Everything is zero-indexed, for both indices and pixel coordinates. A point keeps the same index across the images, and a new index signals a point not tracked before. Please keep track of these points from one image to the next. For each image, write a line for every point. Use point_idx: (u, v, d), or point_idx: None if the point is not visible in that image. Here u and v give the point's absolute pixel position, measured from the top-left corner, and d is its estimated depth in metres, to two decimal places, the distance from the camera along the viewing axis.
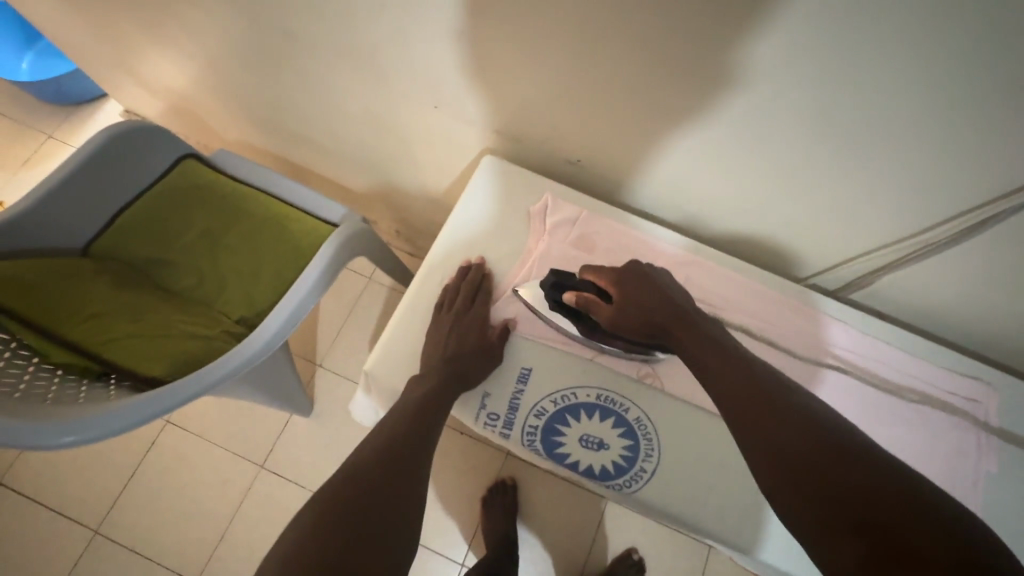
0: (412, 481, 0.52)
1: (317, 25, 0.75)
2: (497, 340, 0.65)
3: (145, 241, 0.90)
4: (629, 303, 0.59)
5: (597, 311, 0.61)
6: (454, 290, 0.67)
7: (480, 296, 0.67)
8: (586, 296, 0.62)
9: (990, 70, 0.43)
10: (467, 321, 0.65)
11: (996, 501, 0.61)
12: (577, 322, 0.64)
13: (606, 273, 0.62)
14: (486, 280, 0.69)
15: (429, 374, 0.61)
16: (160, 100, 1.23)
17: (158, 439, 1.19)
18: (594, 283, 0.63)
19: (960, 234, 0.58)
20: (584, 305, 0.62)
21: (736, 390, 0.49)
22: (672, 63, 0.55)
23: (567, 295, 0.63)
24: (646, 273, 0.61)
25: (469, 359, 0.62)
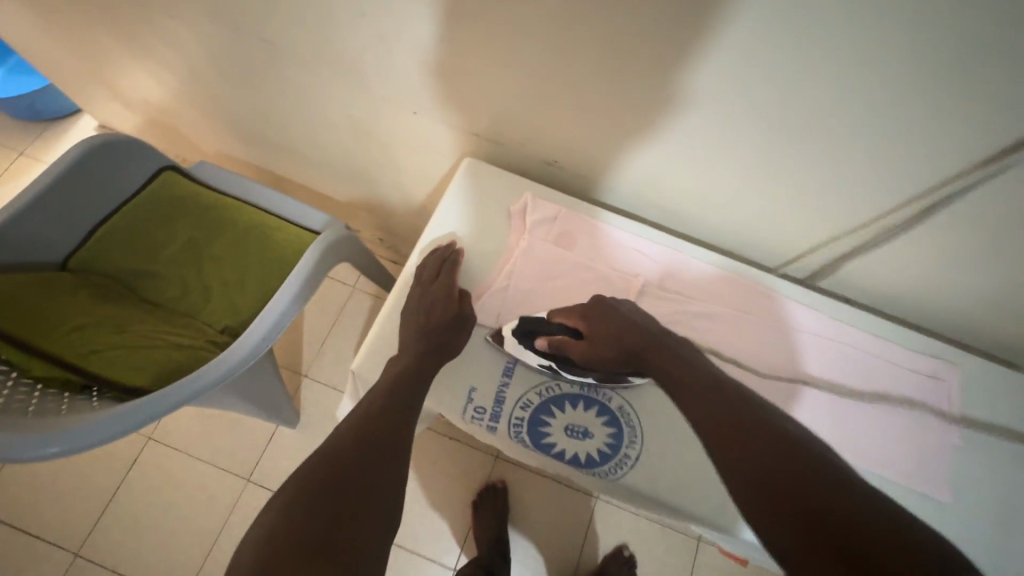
0: (390, 465, 0.53)
1: (296, 36, 0.76)
2: (467, 308, 0.67)
3: (125, 253, 0.90)
4: (597, 338, 0.62)
5: (571, 350, 0.62)
6: (421, 266, 0.70)
7: (449, 267, 0.69)
8: (558, 338, 0.63)
9: (932, 60, 0.47)
10: (432, 292, 0.67)
11: (963, 471, 0.64)
12: (556, 363, 0.64)
13: (572, 313, 0.64)
14: (456, 254, 0.70)
15: (405, 349, 0.64)
16: (136, 115, 1.22)
17: (140, 456, 1.17)
18: (565, 324, 0.64)
19: (916, 217, 0.62)
20: (557, 347, 0.63)
21: (714, 411, 0.51)
22: (641, 63, 0.58)
23: (540, 341, 0.64)
24: (612, 305, 0.63)
25: (442, 331, 0.64)
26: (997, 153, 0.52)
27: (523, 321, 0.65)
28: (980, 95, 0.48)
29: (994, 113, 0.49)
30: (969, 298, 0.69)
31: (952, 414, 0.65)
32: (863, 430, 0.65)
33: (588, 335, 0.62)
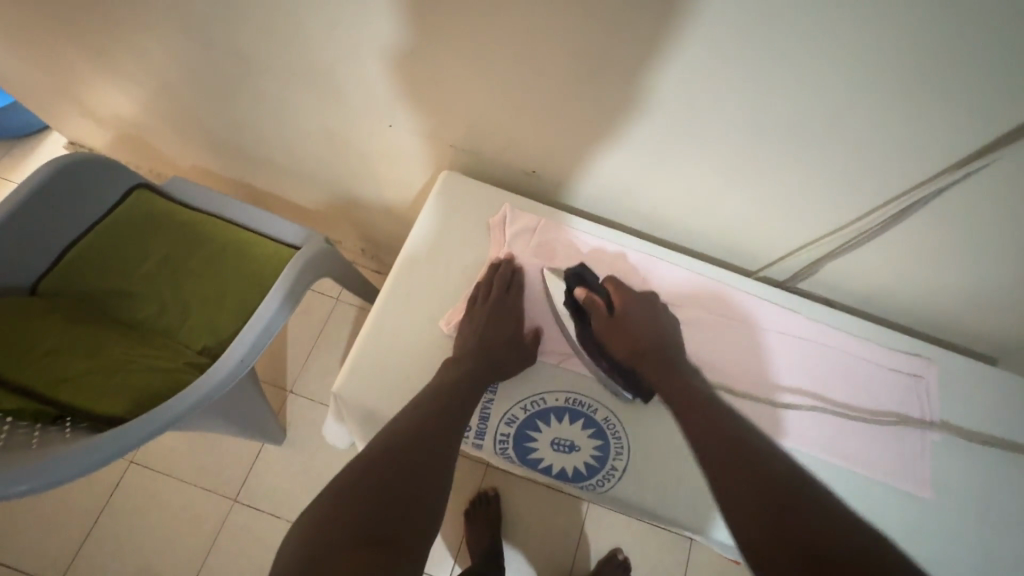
0: (436, 467, 0.53)
1: (267, 50, 0.75)
2: (530, 341, 0.66)
3: (97, 275, 0.87)
4: (626, 326, 0.64)
5: (596, 315, 0.65)
6: (485, 283, 0.68)
7: (515, 293, 0.68)
8: (594, 299, 0.66)
9: (903, 64, 0.47)
10: (501, 314, 0.66)
11: (945, 467, 0.64)
12: (576, 320, 0.67)
13: (622, 290, 0.67)
14: (515, 274, 0.69)
15: (464, 359, 0.63)
16: (107, 130, 1.20)
17: (122, 480, 1.14)
18: (608, 295, 0.67)
19: (891, 219, 0.63)
20: (587, 306, 0.66)
21: (710, 440, 0.52)
22: (617, 71, 0.58)
23: (580, 290, 0.66)
24: (655, 310, 0.66)
25: (502, 351, 0.64)
26: (970, 154, 0.53)
27: (581, 266, 0.68)
28: (951, 98, 0.49)
29: (966, 115, 0.50)
30: (947, 296, 0.70)
31: (930, 412, 0.66)
32: (835, 429, 0.65)
33: (619, 318, 0.65)
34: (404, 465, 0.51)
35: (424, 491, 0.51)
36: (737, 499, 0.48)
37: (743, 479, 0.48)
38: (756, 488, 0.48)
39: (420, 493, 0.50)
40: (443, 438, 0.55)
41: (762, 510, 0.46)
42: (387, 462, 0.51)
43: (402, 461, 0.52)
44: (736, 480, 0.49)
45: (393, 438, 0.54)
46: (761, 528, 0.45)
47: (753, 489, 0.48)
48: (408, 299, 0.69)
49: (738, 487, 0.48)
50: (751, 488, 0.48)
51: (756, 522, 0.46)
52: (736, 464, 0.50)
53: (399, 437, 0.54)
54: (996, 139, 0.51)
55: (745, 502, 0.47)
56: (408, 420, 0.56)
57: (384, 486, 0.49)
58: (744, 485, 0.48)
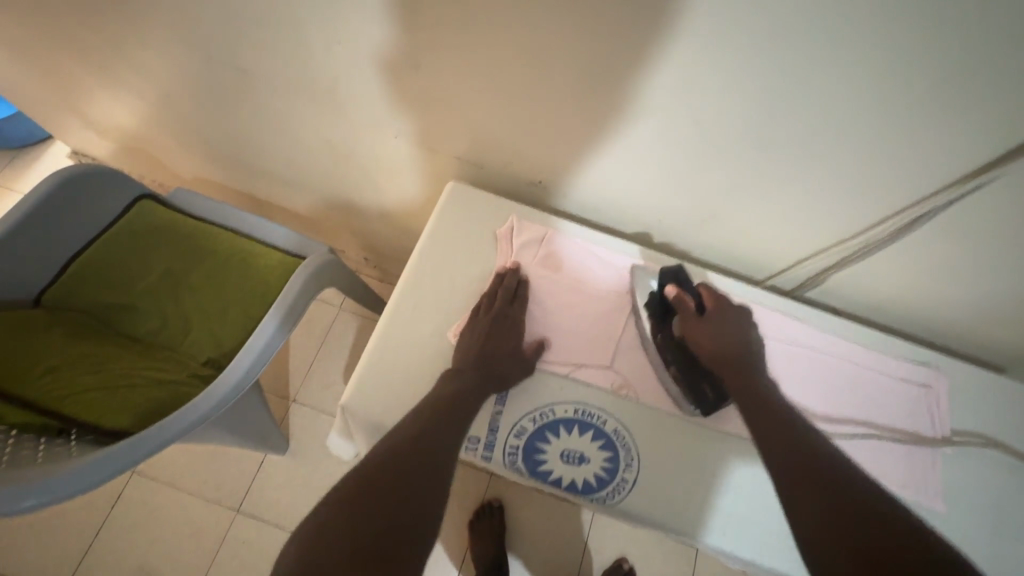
0: (433, 481, 0.52)
1: (273, 64, 0.75)
2: (532, 354, 0.66)
3: (101, 287, 0.87)
4: (716, 327, 0.64)
5: (682, 313, 0.65)
6: (490, 292, 0.68)
7: (519, 305, 0.68)
8: (686, 298, 0.66)
9: (911, 78, 0.48)
10: (502, 326, 0.66)
11: (957, 476, 0.64)
12: (659, 315, 0.67)
13: (715, 295, 0.66)
14: (521, 284, 0.69)
15: (466, 369, 0.62)
16: (109, 141, 1.20)
17: (123, 493, 1.13)
18: (699, 296, 0.67)
19: (898, 230, 0.63)
20: (676, 304, 0.66)
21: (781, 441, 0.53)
22: (624, 83, 0.58)
23: (672, 288, 0.67)
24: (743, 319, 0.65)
25: (503, 362, 0.64)
26: (979, 167, 0.53)
27: (680, 269, 0.69)
28: (959, 111, 0.49)
29: (975, 128, 0.50)
30: (954, 306, 0.70)
31: (939, 422, 0.66)
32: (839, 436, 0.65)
33: (711, 319, 0.64)
34: (400, 477, 0.51)
35: (421, 505, 0.49)
36: (801, 502, 0.48)
37: (810, 484, 0.49)
38: (818, 487, 0.49)
39: (417, 506, 0.49)
40: (441, 451, 0.54)
41: (831, 517, 0.46)
42: (384, 476, 0.50)
43: (399, 474, 0.51)
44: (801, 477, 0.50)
45: (391, 450, 0.53)
46: (826, 531, 0.45)
47: (820, 493, 0.48)
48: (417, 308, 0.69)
49: (805, 490, 0.49)
50: (820, 496, 0.48)
51: (819, 523, 0.46)
52: (801, 464, 0.51)
53: (397, 450, 0.53)
54: (1006, 152, 0.51)
55: (811, 504, 0.47)
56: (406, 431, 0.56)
57: (382, 498, 0.48)
58: (812, 490, 0.48)
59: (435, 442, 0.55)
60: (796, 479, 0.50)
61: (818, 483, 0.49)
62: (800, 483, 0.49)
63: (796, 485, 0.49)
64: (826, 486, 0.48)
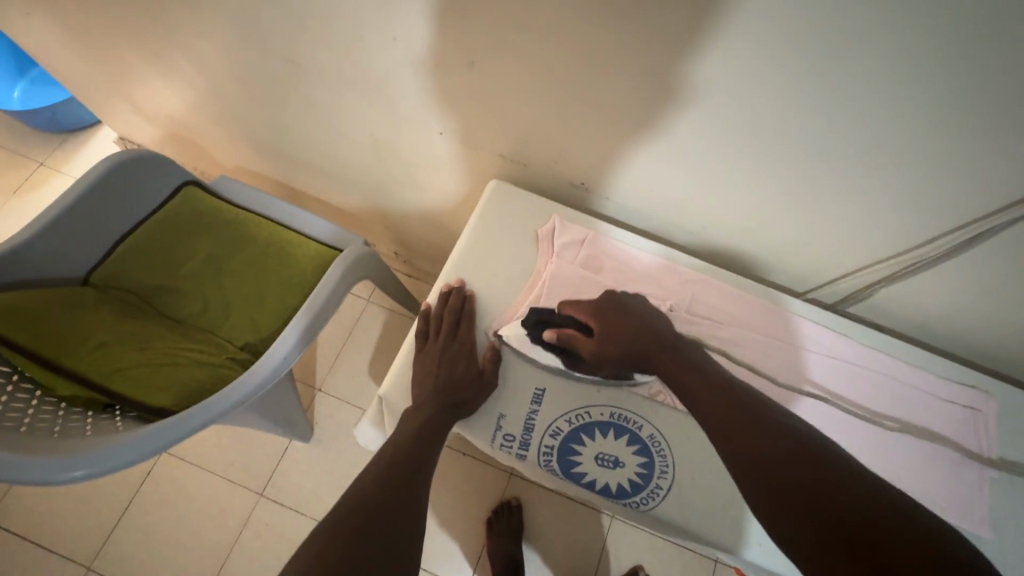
0: (409, 510, 0.52)
1: (322, 57, 0.77)
2: (490, 367, 0.65)
3: (146, 269, 0.90)
4: (607, 340, 0.61)
5: (577, 347, 0.62)
6: (436, 317, 0.68)
7: (466, 322, 0.67)
8: (567, 333, 0.63)
9: (980, 96, 0.46)
10: (452, 350, 0.65)
11: (1002, 505, 0.62)
12: (560, 356, 0.64)
13: (585, 307, 0.64)
14: (468, 300, 0.69)
15: (426, 399, 0.62)
16: (157, 128, 1.23)
17: (153, 470, 1.16)
18: (574, 317, 0.64)
19: (957, 247, 0.61)
20: (563, 342, 0.63)
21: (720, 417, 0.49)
22: (676, 88, 0.58)
23: (548, 332, 0.64)
24: (623, 304, 0.63)
25: (464, 385, 0.63)
26: None
27: (536, 312, 0.66)
28: None
29: None
30: (1005, 328, 0.68)
31: (988, 448, 0.64)
32: (878, 449, 0.64)
33: (598, 334, 0.61)
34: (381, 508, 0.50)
35: (399, 537, 0.49)
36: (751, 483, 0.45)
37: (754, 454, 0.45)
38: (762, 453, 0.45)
39: (401, 532, 0.49)
40: (411, 483, 0.54)
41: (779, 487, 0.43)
42: (357, 510, 0.50)
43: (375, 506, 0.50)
44: (744, 449, 0.46)
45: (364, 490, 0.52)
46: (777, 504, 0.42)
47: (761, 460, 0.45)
48: (418, 320, 0.69)
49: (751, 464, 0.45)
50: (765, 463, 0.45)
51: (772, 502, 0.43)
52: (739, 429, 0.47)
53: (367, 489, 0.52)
54: None
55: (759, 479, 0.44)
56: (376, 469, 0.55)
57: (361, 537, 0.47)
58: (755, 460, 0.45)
59: (410, 472, 0.55)
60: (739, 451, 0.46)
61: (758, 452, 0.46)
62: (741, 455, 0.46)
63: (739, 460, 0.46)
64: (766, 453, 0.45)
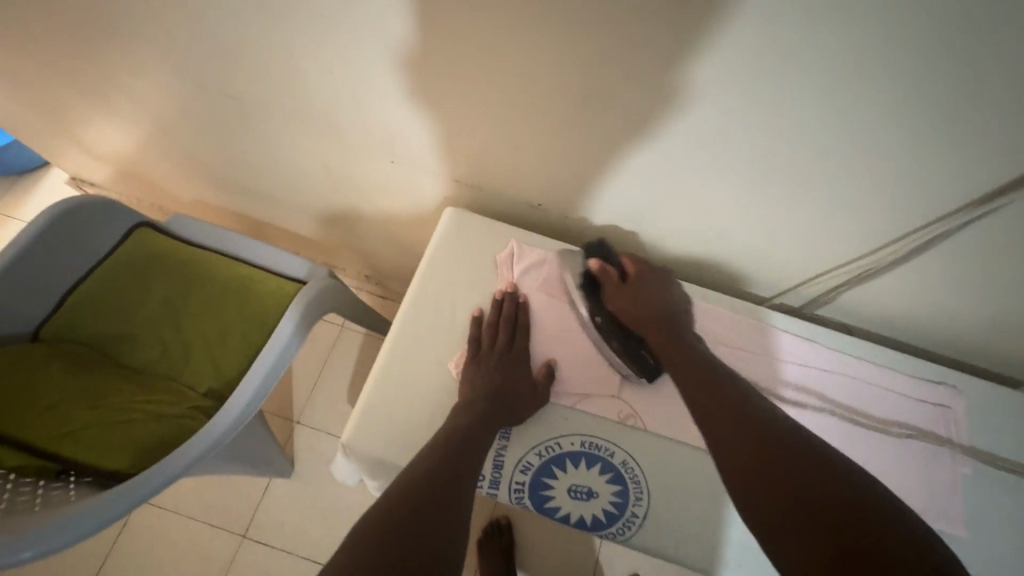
0: (456, 505, 0.50)
1: (268, 87, 0.75)
2: (543, 382, 0.64)
3: (100, 318, 0.86)
4: (637, 291, 0.65)
5: (608, 284, 0.66)
6: (491, 326, 0.66)
7: (521, 333, 0.66)
8: (608, 269, 0.67)
9: (919, 99, 0.46)
10: (509, 362, 0.64)
11: (978, 501, 0.62)
12: (589, 291, 0.68)
13: (636, 262, 0.68)
14: (521, 310, 0.67)
15: (474, 408, 0.60)
16: (108, 167, 1.19)
17: (130, 519, 1.13)
18: (622, 265, 0.68)
19: (911, 250, 0.61)
20: (600, 276, 0.67)
21: (704, 399, 0.54)
22: (622, 104, 0.57)
23: (594, 262, 0.67)
24: (666, 280, 0.68)
25: (517, 399, 0.62)
26: (999, 186, 0.51)
27: (599, 244, 0.71)
28: (978, 126, 0.47)
29: (999, 142, 0.47)
30: (968, 323, 0.68)
31: (960, 446, 0.64)
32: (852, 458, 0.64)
33: (632, 286, 0.66)
34: (431, 499, 0.50)
35: (447, 529, 0.48)
36: (735, 460, 0.48)
37: (738, 428, 0.50)
38: (744, 436, 0.49)
39: (447, 523, 0.48)
40: (460, 479, 0.53)
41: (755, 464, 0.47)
42: (405, 503, 0.48)
43: (422, 500, 0.49)
44: (726, 432, 0.50)
45: (412, 483, 0.51)
46: (750, 476, 0.46)
47: (739, 440, 0.49)
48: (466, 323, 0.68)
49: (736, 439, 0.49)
50: (744, 443, 0.49)
51: (747, 468, 0.47)
52: (722, 411, 0.52)
53: (417, 483, 0.51)
54: None
55: (741, 449, 0.48)
56: (411, 473, 0.52)
57: (412, 530, 0.46)
58: (736, 441, 0.49)
59: (456, 467, 0.54)
60: (720, 428, 0.51)
61: (741, 437, 0.49)
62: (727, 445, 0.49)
63: (721, 441, 0.50)
64: (752, 426, 0.50)
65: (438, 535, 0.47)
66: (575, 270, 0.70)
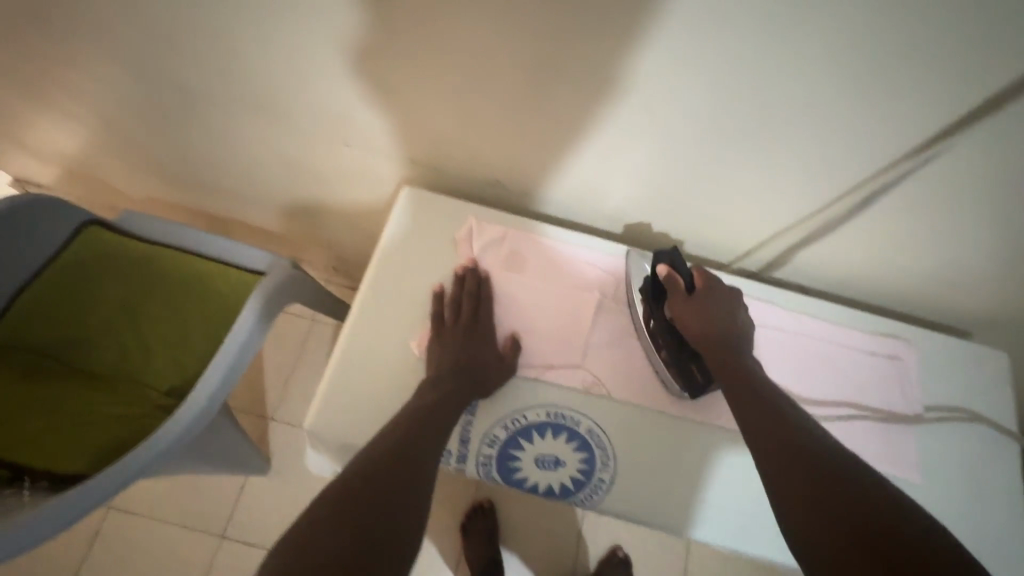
0: (416, 481, 0.50)
1: (210, 74, 0.72)
2: (508, 355, 0.64)
3: (50, 323, 0.83)
4: (705, 307, 0.60)
5: (674, 295, 0.62)
6: (455, 301, 0.66)
7: (485, 307, 0.66)
8: (675, 279, 0.62)
9: (853, 54, 0.47)
10: (473, 338, 0.63)
11: (927, 446, 0.65)
12: (651, 293, 0.64)
13: (707, 278, 0.63)
14: (483, 284, 0.67)
15: (438, 387, 0.60)
16: (53, 168, 1.14)
17: (100, 529, 1.09)
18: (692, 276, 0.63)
19: (857, 206, 0.63)
20: (666, 283, 0.63)
21: (760, 426, 0.51)
22: (568, 75, 0.56)
23: (663, 267, 0.62)
24: (733, 300, 0.62)
25: (479, 373, 0.62)
26: (932, 137, 0.53)
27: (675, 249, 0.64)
28: (909, 79, 0.48)
29: (932, 93, 0.49)
30: (916, 276, 0.70)
31: (911, 394, 0.67)
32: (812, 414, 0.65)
33: (699, 300, 0.61)
34: (389, 474, 0.49)
35: (403, 505, 0.48)
36: (789, 490, 0.46)
37: (792, 470, 0.47)
38: (802, 469, 0.47)
39: (404, 499, 0.48)
40: (421, 456, 0.53)
41: (813, 499, 0.44)
42: (362, 478, 0.48)
43: (380, 476, 0.49)
44: (784, 462, 0.47)
45: (370, 460, 0.51)
46: (809, 511, 0.44)
47: (799, 473, 0.46)
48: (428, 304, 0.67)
49: (791, 483, 0.46)
50: (804, 477, 0.46)
51: (803, 510, 0.44)
52: (780, 441, 0.49)
53: (376, 459, 0.51)
54: (963, 116, 0.50)
55: (796, 490, 0.45)
56: (369, 451, 0.52)
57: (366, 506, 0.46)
58: (796, 476, 0.46)
59: (419, 445, 0.53)
60: (780, 459, 0.48)
61: (801, 470, 0.46)
62: (785, 476, 0.47)
63: (780, 471, 0.47)
64: (811, 469, 0.46)
65: (394, 511, 0.47)
66: (641, 276, 0.67)
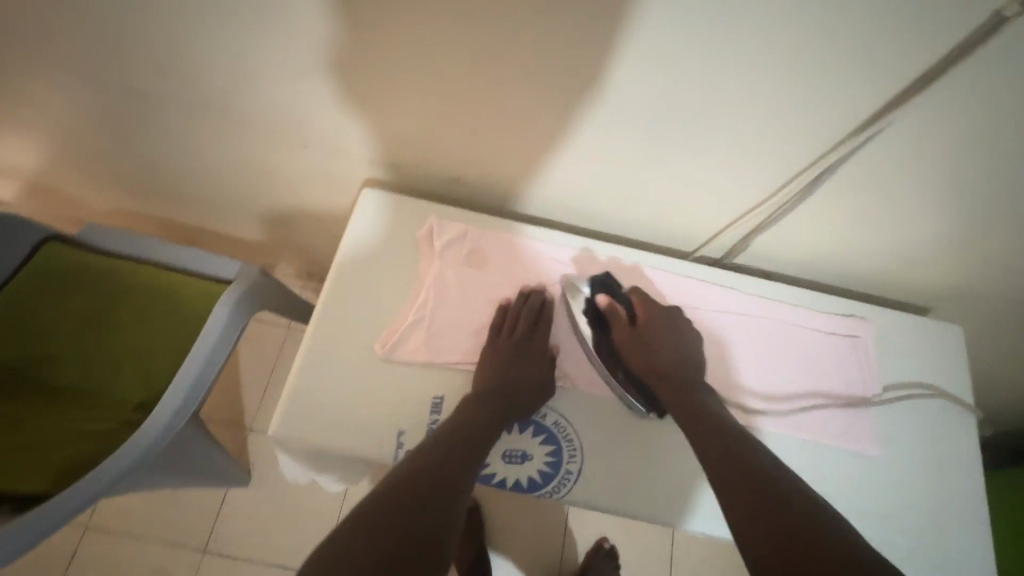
0: (451, 504, 0.51)
1: (158, 83, 0.71)
2: (550, 373, 0.64)
3: (10, 341, 0.81)
4: (654, 332, 0.65)
5: (618, 324, 0.66)
6: (512, 313, 0.67)
7: (542, 325, 0.67)
8: (616, 307, 0.67)
9: (783, 44, 0.48)
10: (526, 355, 0.64)
11: (885, 422, 0.67)
12: (595, 324, 0.67)
13: (647, 303, 0.67)
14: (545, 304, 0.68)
15: (483, 407, 0.61)
16: (12, 182, 1.12)
17: (78, 550, 1.07)
18: (632, 304, 0.68)
19: (805, 188, 0.64)
20: (608, 312, 0.67)
21: (720, 464, 0.54)
22: (512, 74, 0.56)
23: (602, 296, 0.67)
24: (676, 323, 0.66)
25: (524, 392, 0.62)
26: (868, 118, 0.54)
27: (606, 276, 0.69)
28: (841, 64, 0.49)
29: (865, 78, 0.50)
30: (871, 255, 0.72)
31: (870, 372, 0.68)
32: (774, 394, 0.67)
33: (643, 326, 0.65)
34: (425, 496, 0.51)
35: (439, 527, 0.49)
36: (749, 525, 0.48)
37: (760, 519, 0.48)
38: (761, 505, 0.49)
39: (439, 522, 0.49)
40: (456, 479, 0.53)
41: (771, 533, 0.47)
42: (400, 497, 0.50)
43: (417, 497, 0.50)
44: (743, 499, 0.50)
45: (404, 479, 0.52)
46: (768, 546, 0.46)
47: (756, 509, 0.49)
48: (390, 304, 0.67)
49: (758, 528, 0.47)
50: (763, 513, 0.48)
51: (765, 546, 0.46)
52: (739, 478, 0.52)
53: (414, 479, 0.52)
54: (894, 98, 0.51)
55: (756, 526, 0.48)
56: (404, 469, 0.53)
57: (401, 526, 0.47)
58: (754, 512, 0.49)
59: (456, 467, 0.54)
60: (739, 497, 0.50)
61: (758, 506, 0.49)
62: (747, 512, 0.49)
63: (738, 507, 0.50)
64: (769, 504, 0.49)
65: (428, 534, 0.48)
66: (580, 300, 0.68)
